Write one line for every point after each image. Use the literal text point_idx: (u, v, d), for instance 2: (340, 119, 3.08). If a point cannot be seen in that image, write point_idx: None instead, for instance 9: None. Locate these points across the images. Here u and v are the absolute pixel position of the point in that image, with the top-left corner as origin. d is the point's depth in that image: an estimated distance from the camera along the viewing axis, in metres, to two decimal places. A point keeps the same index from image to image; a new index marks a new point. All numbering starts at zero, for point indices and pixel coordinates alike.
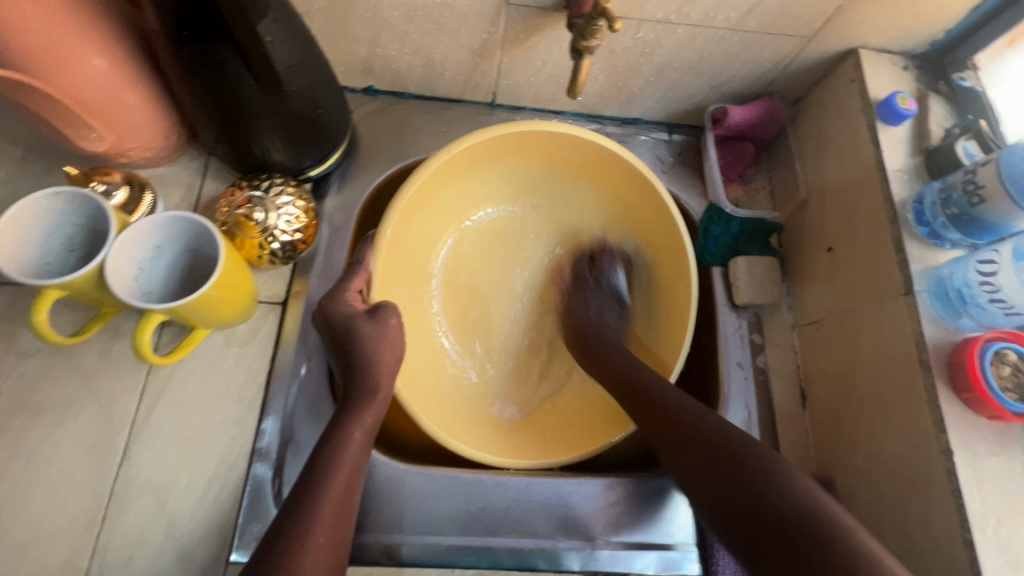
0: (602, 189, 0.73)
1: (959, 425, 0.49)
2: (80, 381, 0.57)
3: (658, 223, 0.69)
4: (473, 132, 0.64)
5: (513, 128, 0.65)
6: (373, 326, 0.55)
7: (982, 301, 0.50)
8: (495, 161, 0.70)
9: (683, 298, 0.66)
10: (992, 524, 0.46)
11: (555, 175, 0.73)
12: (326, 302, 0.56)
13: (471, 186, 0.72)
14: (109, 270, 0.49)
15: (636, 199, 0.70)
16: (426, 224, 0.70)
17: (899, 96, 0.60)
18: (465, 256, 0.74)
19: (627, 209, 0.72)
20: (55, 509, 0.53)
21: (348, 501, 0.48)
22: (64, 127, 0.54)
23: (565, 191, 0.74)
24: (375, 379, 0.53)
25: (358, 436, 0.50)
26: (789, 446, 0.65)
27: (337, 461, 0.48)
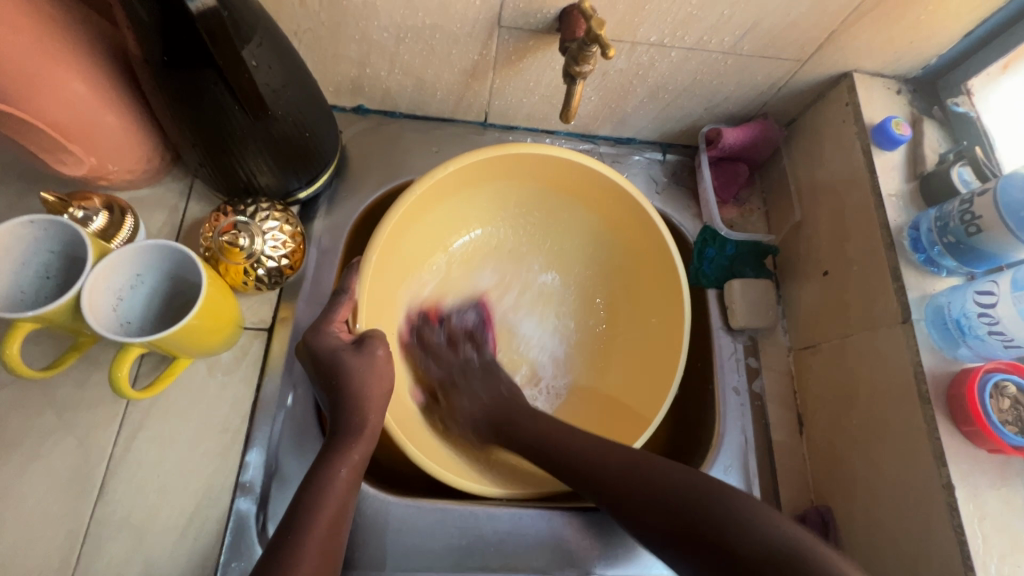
0: (597, 211, 0.71)
1: (960, 459, 0.48)
2: (56, 413, 0.55)
3: (648, 243, 0.68)
4: (459, 155, 0.62)
5: (501, 150, 0.63)
6: (360, 359, 0.53)
7: (981, 333, 0.49)
8: (484, 181, 0.69)
9: (675, 323, 0.66)
10: (994, 562, 0.45)
11: (546, 195, 0.71)
12: (311, 335, 0.55)
13: (460, 205, 0.70)
14: (86, 301, 0.47)
15: (630, 223, 0.69)
16: (414, 245, 0.68)
17: (894, 121, 0.60)
18: (456, 277, 0.72)
19: (618, 229, 0.71)
20: (27, 550, 0.51)
21: (332, 543, 0.47)
22: (41, 152, 0.52)
23: (560, 212, 0.73)
24: (361, 414, 0.52)
25: (344, 476, 0.50)
26: (786, 474, 0.64)
27: (323, 501, 0.48)
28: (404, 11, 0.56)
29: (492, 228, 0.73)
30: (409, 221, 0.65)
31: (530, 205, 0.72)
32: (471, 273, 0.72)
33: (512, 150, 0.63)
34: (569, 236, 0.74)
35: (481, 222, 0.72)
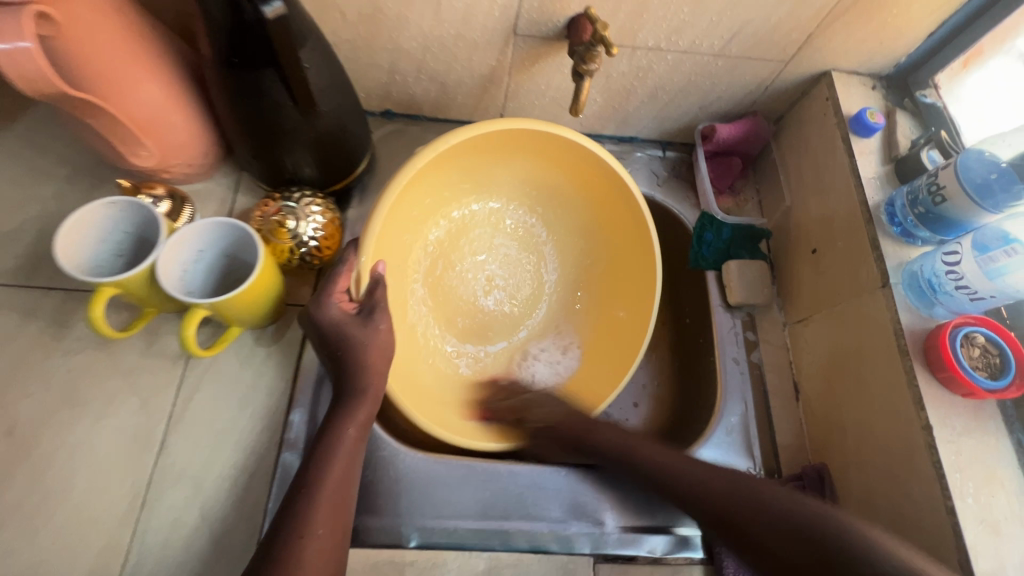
0: (593, 199, 0.76)
1: (937, 403, 0.54)
2: (121, 376, 0.61)
3: (630, 241, 0.74)
4: (473, 125, 0.63)
5: (516, 124, 0.65)
6: (364, 329, 0.57)
7: (949, 289, 0.55)
8: (489, 151, 0.70)
9: (641, 322, 0.72)
10: (971, 493, 0.50)
11: (546, 172, 0.75)
12: (314, 307, 0.57)
13: (461, 178, 0.73)
14: (159, 270, 0.54)
15: (620, 213, 0.74)
16: (418, 212, 0.71)
17: (868, 111, 0.67)
18: (450, 243, 0.76)
19: (604, 224, 0.77)
20: (98, 496, 0.57)
21: (345, 493, 0.52)
22: (118, 145, 0.59)
23: (553, 189, 0.77)
24: (365, 379, 0.56)
25: (353, 434, 0.54)
26: (784, 436, 0.69)
27: (335, 456, 0.52)
28: (432, 22, 0.65)
29: (489, 199, 0.77)
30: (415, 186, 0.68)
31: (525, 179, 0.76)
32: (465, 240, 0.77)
33: (517, 126, 0.65)
34: (559, 213, 0.79)
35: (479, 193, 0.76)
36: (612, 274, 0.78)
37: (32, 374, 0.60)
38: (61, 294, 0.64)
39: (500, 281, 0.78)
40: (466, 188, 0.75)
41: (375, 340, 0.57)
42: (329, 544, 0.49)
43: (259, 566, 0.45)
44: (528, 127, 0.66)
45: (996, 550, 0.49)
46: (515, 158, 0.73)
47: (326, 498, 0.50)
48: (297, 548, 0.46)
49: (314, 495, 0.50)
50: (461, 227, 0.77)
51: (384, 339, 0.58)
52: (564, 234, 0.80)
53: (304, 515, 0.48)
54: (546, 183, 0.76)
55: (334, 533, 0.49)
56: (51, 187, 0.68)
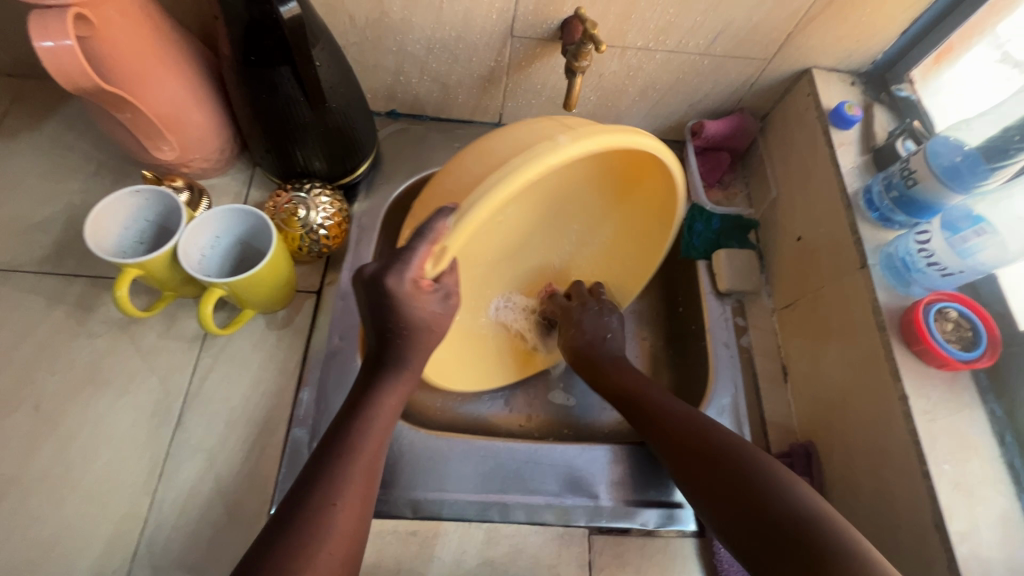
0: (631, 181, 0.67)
1: (914, 374, 0.56)
2: (142, 357, 0.65)
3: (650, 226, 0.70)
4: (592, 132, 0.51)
5: (635, 139, 0.54)
6: (435, 312, 0.55)
7: (922, 266, 0.58)
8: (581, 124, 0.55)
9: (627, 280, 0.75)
10: (946, 459, 0.53)
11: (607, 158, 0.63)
12: (392, 284, 0.51)
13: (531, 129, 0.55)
14: (180, 253, 0.58)
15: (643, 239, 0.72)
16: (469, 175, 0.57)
17: (846, 105, 0.70)
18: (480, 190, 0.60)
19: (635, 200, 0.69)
20: (118, 466, 0.60)
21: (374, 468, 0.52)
22: (143, 139, 0.64)
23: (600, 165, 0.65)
24: (409, 358, 0.57)
25: (390, 404, 0.55)
26: (773, 416, 0.71)
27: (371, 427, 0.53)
28: (434, 25, 0.69)
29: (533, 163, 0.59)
30: (490, 162, 0.54)
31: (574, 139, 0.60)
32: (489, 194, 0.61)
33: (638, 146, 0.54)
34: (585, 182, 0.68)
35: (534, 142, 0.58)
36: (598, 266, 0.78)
37: (59, 354, 0.64)
38: (86, 281, 0.68)
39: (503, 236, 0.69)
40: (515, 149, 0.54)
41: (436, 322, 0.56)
42: (355, 512, 0.48)
43: (284, 523, 0.45)
44: (649, 148, 0.55)
45: (971, 512, 0.51)
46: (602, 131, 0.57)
47: (358, 465, 0.50)
48: (328, 506, 0.47)
49: (347, 456, 0.50)
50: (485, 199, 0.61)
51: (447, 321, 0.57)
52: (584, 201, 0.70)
53: (336, 477, 0.49)
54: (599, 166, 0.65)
55: (360, 499, 0.49)
56: (77, 182, 0.73)
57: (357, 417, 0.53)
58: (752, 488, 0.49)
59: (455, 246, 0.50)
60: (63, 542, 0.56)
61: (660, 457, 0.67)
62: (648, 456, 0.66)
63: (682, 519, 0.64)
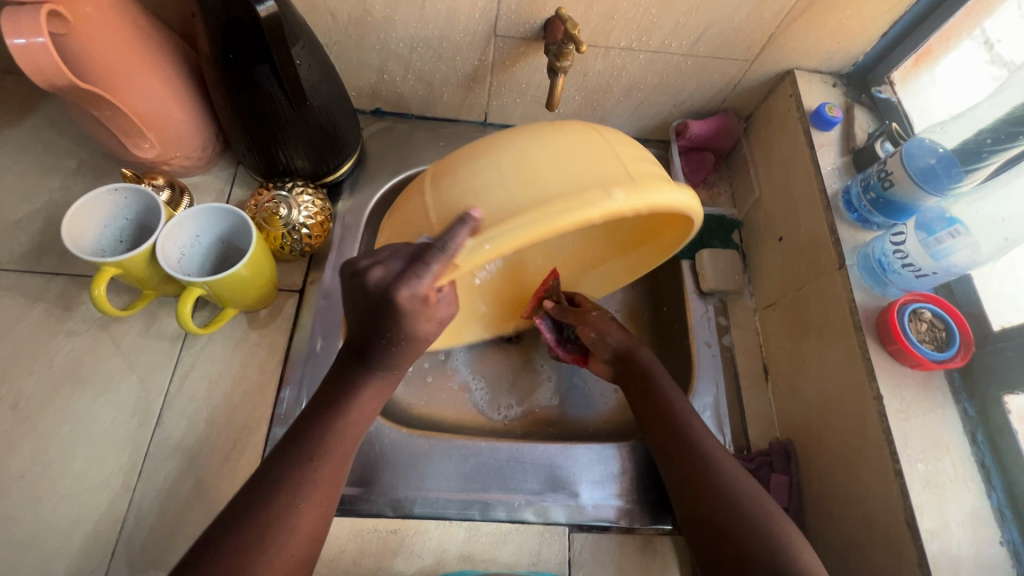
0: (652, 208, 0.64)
1: (888, 374, 0.57)
2: (121, 356, 0.65)
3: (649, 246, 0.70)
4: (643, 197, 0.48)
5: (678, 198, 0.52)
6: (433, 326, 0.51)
7: (896, 267, 0.58)
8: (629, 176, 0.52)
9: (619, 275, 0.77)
10: (918, 457, 0.54)
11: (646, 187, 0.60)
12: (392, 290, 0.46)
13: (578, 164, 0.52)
14: (159, 252, 0.58)
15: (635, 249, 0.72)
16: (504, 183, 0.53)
17: (827, 106, 0.71)
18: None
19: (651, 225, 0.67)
20: (97, 466, 0.60)
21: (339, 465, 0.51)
22: (122, 138, 0.63)
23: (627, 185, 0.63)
24: (397, 359, 0.53)
25: (367, 400, 0.53)
26: (753, 414, 0.72)
27: (340, 423, 0.52)
28: (417, 24, 0.69)
29: None
30: (532, 188, 0.50)
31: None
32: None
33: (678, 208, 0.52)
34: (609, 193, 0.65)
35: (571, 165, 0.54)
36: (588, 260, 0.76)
37: (37, 353, 0.64)
38: (66, 279, 0.67)
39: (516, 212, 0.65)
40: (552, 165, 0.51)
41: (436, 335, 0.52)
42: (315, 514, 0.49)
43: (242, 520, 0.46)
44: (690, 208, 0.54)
45: (941, 510, 0.52)
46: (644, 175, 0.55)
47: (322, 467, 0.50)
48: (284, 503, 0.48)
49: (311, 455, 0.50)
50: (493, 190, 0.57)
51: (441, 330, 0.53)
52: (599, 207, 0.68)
53: (302, 477, 0.49)
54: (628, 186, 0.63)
55: (321, 502, 0.50)
56: (57, 180, 0.72)
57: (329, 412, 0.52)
58: (743, 521, 0.52)
59: (468, 266, 0.46)
60: (41, 542, 0.56)
61: (641, 455, 0.67)
62: (624, 453, 0.67)
63: (660, 516, 0.65)
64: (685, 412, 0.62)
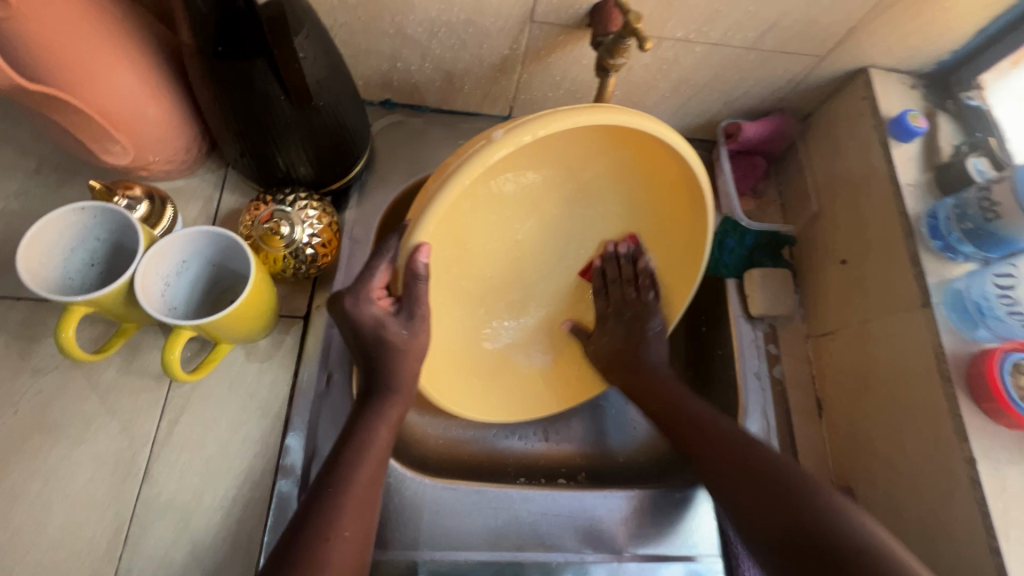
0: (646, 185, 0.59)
1: (981, 434, 0.51)
2: (99, 398, 0.56)
3: (682, 223, 0.61)
4: (584, 110, 0.46)
5: (642, 121, 0.49)
6: (402, 332, 0.49)
7: (1000, 313, 0.52)
8: (587, 134, 0.51)
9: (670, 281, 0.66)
10: (1015, 530, 0.48)
11: (613, 161, 0.56)
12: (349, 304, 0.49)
13: (540, 155, 0.53)
14: (139, 286, 0.48)
15: (677, 272, 0.65)
16: (482, 203, 0.54)
17: (911, 113, 0.62)
18: (502, 216, 0.57)
19: (662, 201, 0.60)
20: (76, 529, 0.52)
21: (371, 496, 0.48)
22: (88, 141, 0.53)
23: (625, 194, 0.60)
24: (398, 378, 0.52)
25: (384, 434, 0.51)
26: (807, 455, 0.66)
27: (361, 456, 0.49)
28: (440, 6, 0.58)
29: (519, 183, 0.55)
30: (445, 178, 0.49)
31: (590, 170, 0.57)
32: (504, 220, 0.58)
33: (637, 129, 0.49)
34: (611, 207, 0.61)
35: (544, 171, 0.55)
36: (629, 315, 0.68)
37: None
38: (28, 306, 0.58)
39: (537, 274, 0.64)
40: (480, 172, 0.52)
41: (409, 344, 0.50)
42: (355, 543, 0.45)
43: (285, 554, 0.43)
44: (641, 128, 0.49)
45: None
46: (612, 138, 0.53)
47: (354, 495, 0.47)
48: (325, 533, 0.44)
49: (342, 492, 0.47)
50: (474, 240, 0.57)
51: (424, 340, 0.50)
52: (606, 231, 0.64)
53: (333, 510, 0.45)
54: (628, 198, 0.61)
55: (357, 536, 0.46)
56: (12, 185, 0.61)
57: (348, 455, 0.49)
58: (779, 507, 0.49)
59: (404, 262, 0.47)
60: None
61: (683, 503, 0.61)
62: (664, 500, 0.61)
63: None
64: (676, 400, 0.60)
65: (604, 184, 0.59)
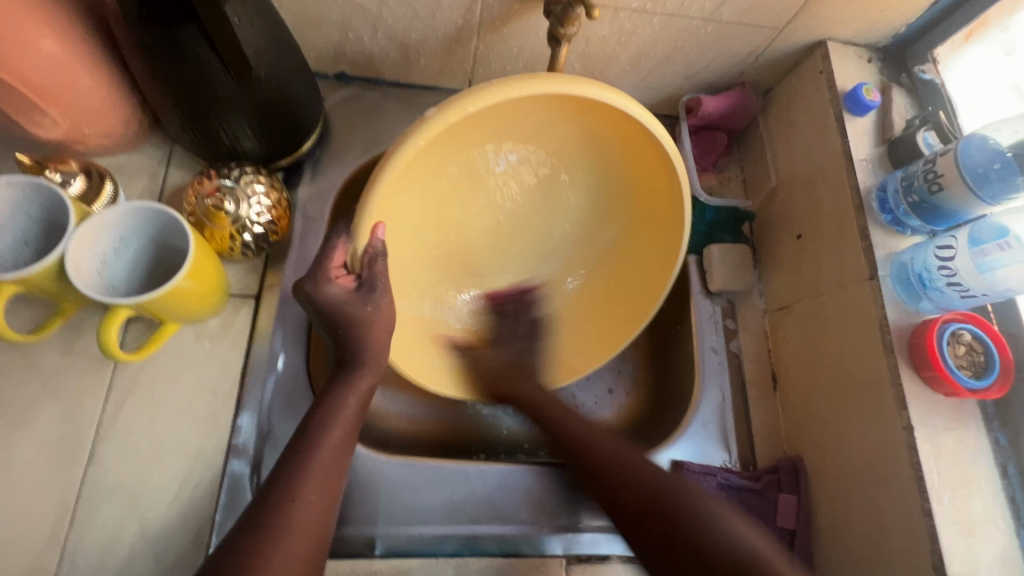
0: (624, 155, 0.58)
1: (920, 403, 0.52)
2: (40, 381, 0.54)
3: (660, 197, 0.59)
4: (524, 78, 0.46)
5: (588, 87, 0.48)
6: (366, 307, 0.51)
7: (940, 285, 0.52)
8: (546, 104, 0.52)
9: (647, 260, 0.64)
10: (948, 493, 0.50)
11: (584, 132, 0.57)
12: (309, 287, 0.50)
13: (503, 123, 0.54)
14: (71, 263, 0.47)
15: (652, 257, 0.63)
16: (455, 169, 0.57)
17: (865, 88, 0.62)
18: (474, 175, 0.59)
19: (639, 173, 0.59)
20: (18, 513, 0.51)
21: (338, 464, 0.48)
22: (15, 113, 0.51)
23: (597, 161, 0.60)
24: (367, 351, 0.52)
25: (353, 405, 0.51)
26: (760, 427, 0.67)
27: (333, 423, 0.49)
28: None
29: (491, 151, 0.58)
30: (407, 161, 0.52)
31: (564, 144, 0.58)
32: (474, 181, 0.60)
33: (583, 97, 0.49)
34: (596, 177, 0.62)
35: (513, 138, 0.57)
36: (608, 299, 0.68)
37: None
38: None
39: (518, 248, 0.66)
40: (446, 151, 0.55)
41: (371, 317, 0.51)
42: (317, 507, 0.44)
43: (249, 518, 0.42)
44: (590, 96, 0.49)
45: (970, 552, 0.48)
46: (572, 106, 0.53)
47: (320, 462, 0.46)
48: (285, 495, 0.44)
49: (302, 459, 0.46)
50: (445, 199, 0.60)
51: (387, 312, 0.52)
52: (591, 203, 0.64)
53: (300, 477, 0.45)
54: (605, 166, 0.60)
55: (318, 502, 0.45)
56: None
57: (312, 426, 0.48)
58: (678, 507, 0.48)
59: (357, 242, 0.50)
60: None
61: None
62: None
63: None
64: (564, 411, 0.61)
65: (580, 155, 0.60)
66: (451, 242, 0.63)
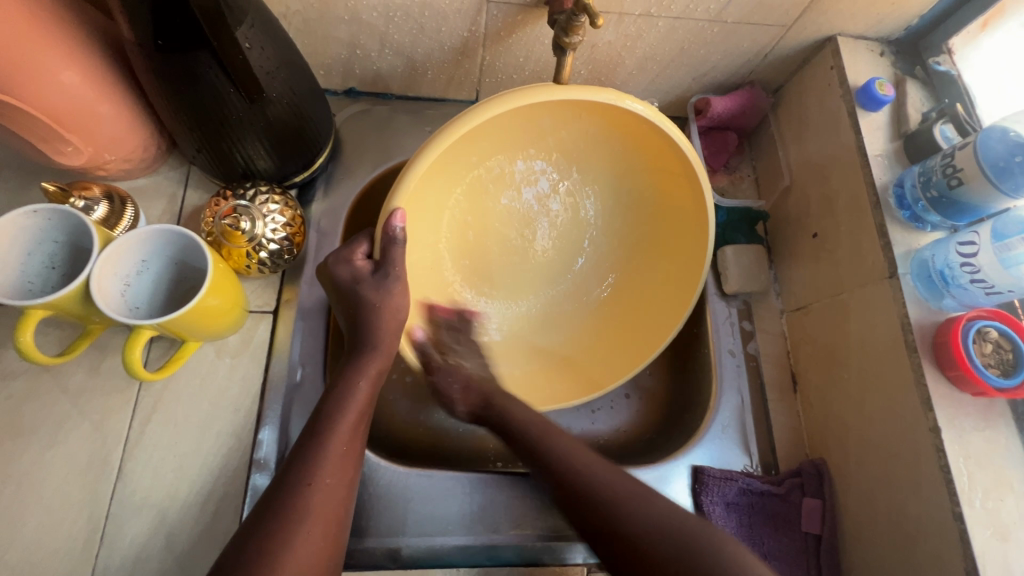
0: (580, 127, 0.56)
1: (947, 404, 0.51)
2: (70, 401, 0.56)
3: (634, 130, 0.55)
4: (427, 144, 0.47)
5: (492, 108, 0.47)
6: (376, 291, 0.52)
7: (963, 282, 0.51)
8: (471, 142, 0.54)
9: (654, 220, 0.64)
10: (979, 497, 0.49)
11: (525, 133, 0.56)
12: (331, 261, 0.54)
13: (458, 167, 0.57)
14: (95, 287, 0.48)
15: (687, 217, 0.60)
16: (455, 209, 0.61)
17: (877, 82, 0.61)
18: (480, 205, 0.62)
19: (596, 126, 0.56)
20: (51, 530, 0.52)
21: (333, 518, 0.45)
22: (39, 143, 0.52)
23: (564, 144, 0.59)
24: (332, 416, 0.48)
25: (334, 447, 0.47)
26: (780, 429, 0.66)
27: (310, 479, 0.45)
28: None
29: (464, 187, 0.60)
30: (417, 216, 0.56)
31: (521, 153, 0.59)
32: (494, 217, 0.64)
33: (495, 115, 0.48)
34: (577, 152, 0.60)
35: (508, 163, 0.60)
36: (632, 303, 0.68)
37: None
38: None
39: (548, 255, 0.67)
40: (437, 211, 0.59)
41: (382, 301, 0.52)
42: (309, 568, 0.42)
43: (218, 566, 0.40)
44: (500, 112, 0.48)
45: (1005, 557, 0.47)
46: (519, 118, 0.53)
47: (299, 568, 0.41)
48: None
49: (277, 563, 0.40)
50: (459, 240, 0.63)
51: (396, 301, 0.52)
52: (584, 181, 0.63)
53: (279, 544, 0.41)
54: (599, 153, 0.60)
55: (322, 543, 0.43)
56: None
57: (285, 505, 0.43)
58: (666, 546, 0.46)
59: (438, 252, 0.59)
60: None
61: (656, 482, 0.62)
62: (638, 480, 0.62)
63: None
64: (552, 430, 0.57)
65: (546, 147, 0.59)
66: (474, 259, 0.65)
